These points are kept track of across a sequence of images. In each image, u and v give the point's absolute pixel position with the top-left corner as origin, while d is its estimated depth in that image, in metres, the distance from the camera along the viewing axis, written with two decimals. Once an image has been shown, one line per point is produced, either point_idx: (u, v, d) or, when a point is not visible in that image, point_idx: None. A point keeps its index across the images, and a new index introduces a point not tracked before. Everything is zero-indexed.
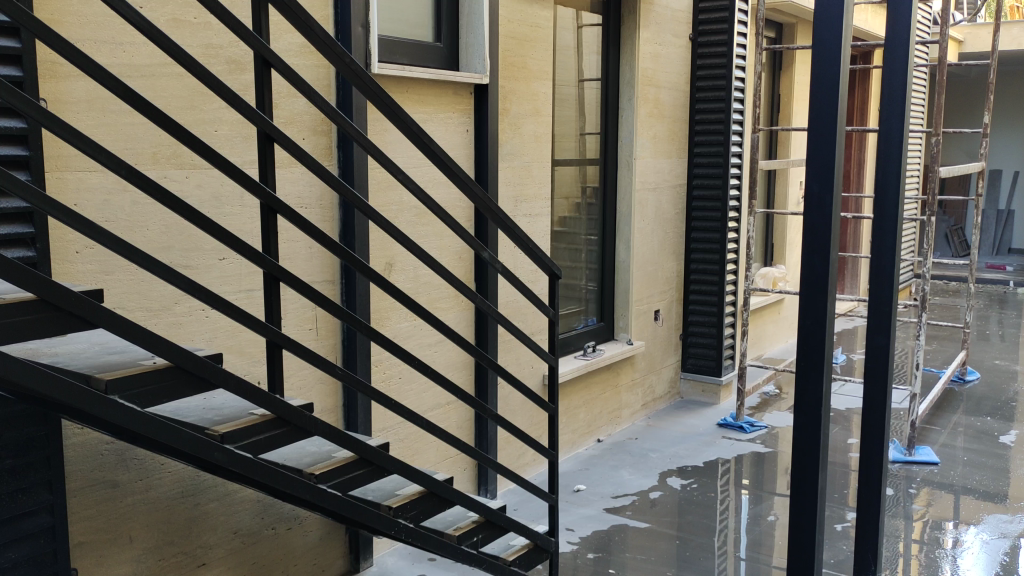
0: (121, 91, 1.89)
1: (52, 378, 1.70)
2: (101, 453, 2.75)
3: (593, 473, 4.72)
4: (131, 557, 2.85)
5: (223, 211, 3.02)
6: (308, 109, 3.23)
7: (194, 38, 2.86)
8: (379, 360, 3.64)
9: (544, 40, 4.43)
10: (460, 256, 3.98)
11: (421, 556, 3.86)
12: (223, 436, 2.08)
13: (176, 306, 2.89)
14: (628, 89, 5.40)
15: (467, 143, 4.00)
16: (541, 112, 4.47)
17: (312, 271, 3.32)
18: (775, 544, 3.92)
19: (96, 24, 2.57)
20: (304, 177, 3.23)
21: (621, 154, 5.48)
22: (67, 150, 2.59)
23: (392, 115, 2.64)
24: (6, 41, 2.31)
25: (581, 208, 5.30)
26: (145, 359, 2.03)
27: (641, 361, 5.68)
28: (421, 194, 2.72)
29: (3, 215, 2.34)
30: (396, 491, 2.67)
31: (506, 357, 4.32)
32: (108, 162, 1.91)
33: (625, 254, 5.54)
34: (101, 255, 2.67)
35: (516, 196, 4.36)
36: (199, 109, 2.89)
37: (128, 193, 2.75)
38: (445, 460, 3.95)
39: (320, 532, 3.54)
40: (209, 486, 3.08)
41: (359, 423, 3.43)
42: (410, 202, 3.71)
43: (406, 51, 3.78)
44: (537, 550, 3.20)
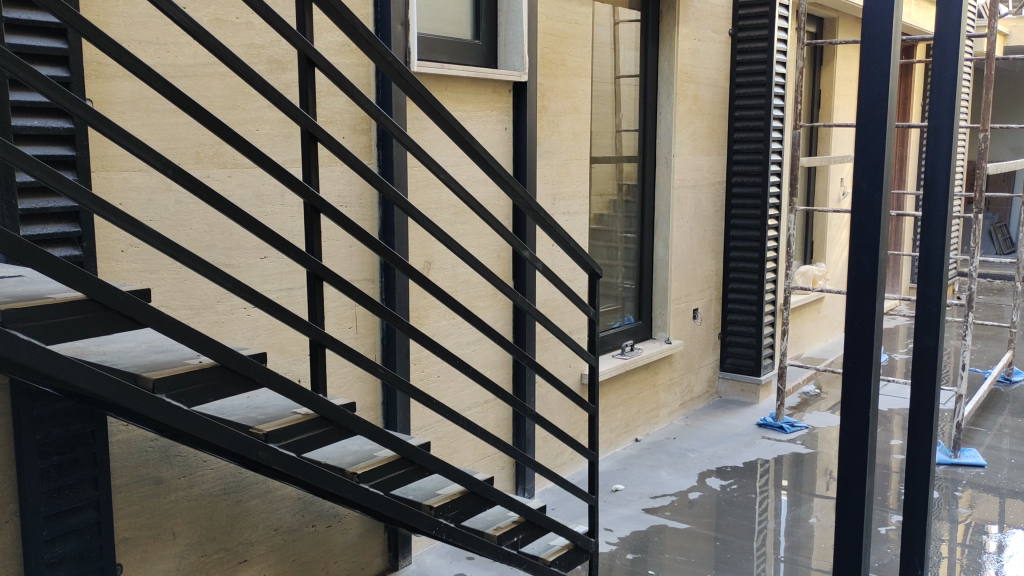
0: (167, 90, 1.89)
1: (100, 377, 1.71)
2: (145, 449, 2.77)
3: (631, 473, 4.70)
4: (175, 553, 2.88)
5: (264, 210, 3.04)
6: (349, 107, 3.24)
7: (236, 38, 2.88)
8: (418, 358, 3.64)
9: (582, 37, 4.40)
10: (498, 254, 3.98)
11: (459, 555, 3.85)
12: (267, 435, 2.08)
13: (219, 304, 2.90)
14: (667, 85, 5.36)
15: (506, 140, 3.99)
16: (580, 110, 4.45)
17: (352, 270, 3.33)
18: (816, 546, 3.87)
19: (141, 24, 2.59)
20: (345, 175, 3.24)
21: (659, 152, 5.44)
22: (112, 150, 2.61)
23: (433, 113, 2.63)
24: (54, 43, 2.34)
25: (618, 205, 5.27)
26: (190, 358, 2.04)
27: (679, 360, 5.64)
28: (462, 193, 2.72)
29: (50, 215, 2.36)
30: (437, 491, 2.67)
31: (545, 356, 4.31)
32: (154, 161, 1.91)
33: (663, 253, 5.50)
34: (146, 254, 2.69)
35: (555, 194, 4.34)
36: (241, 109, 2.91)
37: (171, 191, 2.77)
38: (483, 459, 3.95)
39: (359, 530, 3.56)
40: (250, 483, 3.10)
41: (398, 421, 3.44)
42: (448, 200, 3.70)
43: (445, 49, 3.78)
44: (577, 550, 3.19)
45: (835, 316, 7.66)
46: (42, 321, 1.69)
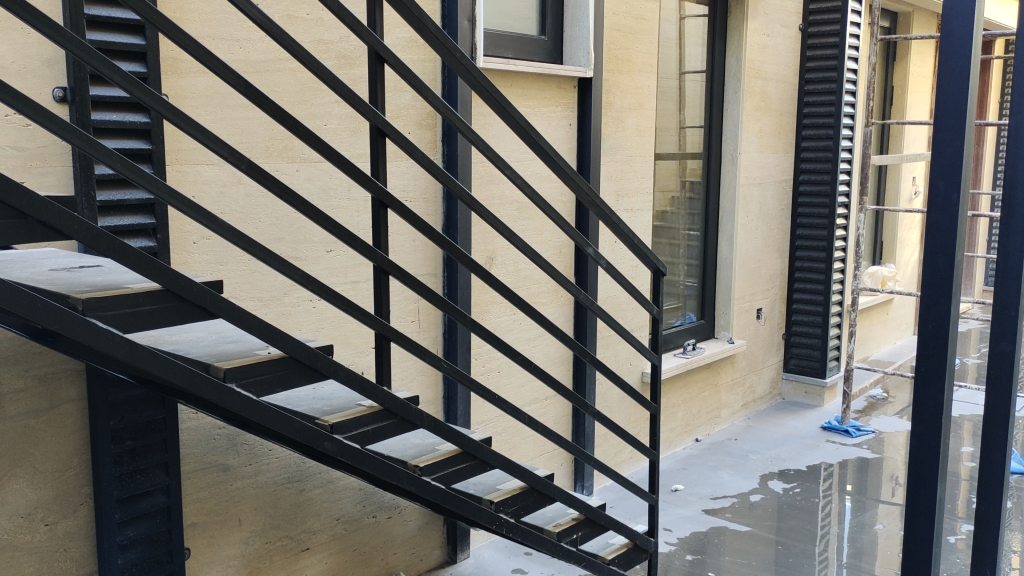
0: (241, 85, 1.92)
1: (174, 366, 1.75)
2: (213, 437, 2.84)
3: (691, 473, 4.65)
4: (240, 539, 2.94)
5: (331, 204, 3.08)
6: (415, 103, 3.26)
7: (307, 34, 2.91)
8: (479, 352, 3.66)
9: (648, 32, 4.36)
10: (560, 250, 3.98)
11: (517, 550, 3.85)
12: (332, 427, 2.11)
13: (286, 296, 2.96)
14: (734, 81, 5.29)
15: (570, 137, 3.98)
16: (645, 106, 4.41)
17: (415, 264, 3.36)
18: (880, 554, 3.78)
19: (215, 20, 2.64)
20: (410, 170, 3.27)
21: (726, 149, 5.38)
22: (186, 143, 2.67)
23: (499, 109, 2.63)
24: (132, 39, 2.40)
25: (681, 201, 5.22)
26: (260, 349, 2.07)
27: (742, 361, 5.56)
28: (528, 189, 2.71)
29: (126, 207, 2.43)
30: (497, 486, 2.68)
31: (605, 353, 4.28)
32: (228, 155, 1.94)
33: (728, 251, 5.43)
34: (217, 246, 2.75)
35: (619, 191, 4.31)
36: (309, 103, 2.94)
37: (242, 185, 2.82)
38: (541, 455, 3.95)
39: (419, 522, 3.59)
40: (313, 473, 3.15)
41: (458, 416, 3.46)
42: (512, 195, 3.71)
43: (511, 44, 3.79)
44: (636, 549, 3.17)
45: (904, 318, 7.48)
46: (120, 310, 1.73)
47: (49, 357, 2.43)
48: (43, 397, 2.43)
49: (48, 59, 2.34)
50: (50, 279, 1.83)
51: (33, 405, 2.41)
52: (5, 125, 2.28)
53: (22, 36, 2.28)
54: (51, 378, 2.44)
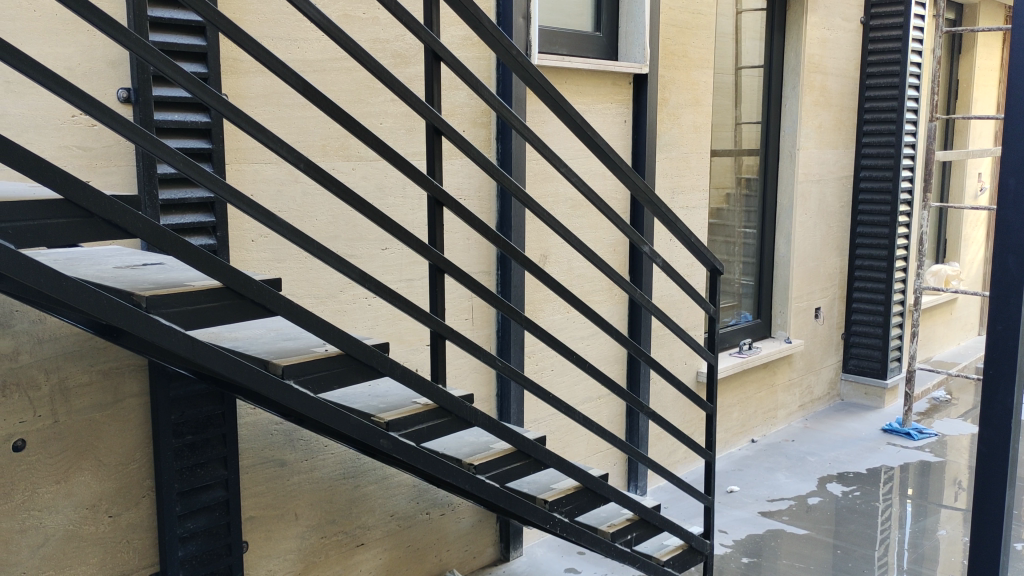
0: (299, 84, 1.94)
1: (233, 362, 1.78)
2: (271, 432, 2.88)
3: (746, 475, 4.58)
4: (296, 533, 2.98)
5: (387, 202, 3.10)
6: (470, 100, 3.26)
7: (363, 32, 2.92)
8: (532, 351, 3.65)
9: (705, 27, 4.30)
10: (615, 247, 3.95)
11: (570, 549, 3.83)
12: (388, 424, 2.12)
13: (341, 294, 2.98)
14: (793, 76, 5.20)
15: (625, 133, 3.94)
16: (701, 102, 4.35)
17: (469, 262, 3.36)
18: (942, 560, 3.68)
19: (274, 21, 2.67)
20: (464, 168, 3.27)
21: (784, 145, 5.29)
22: (245, 143, 2.70)
23: (555, 106, 2.61)
24: (193, 40, 2.44)
25: (737, 199, 5.14)
26: (317, 346, 2.09)
27: (799, 360, 5.47)
28: (583, 186, 2.69)
29: (187, 205, 2.46)
30: (551, 485, 2.67)
31: (659, 353, 4.24)
32: (286, 154, 1.96)
33: (786, 249, 5.33)
34: (275, 244, 2.78)
35: (674, 188, 4.26)
36: (365, 102, 2.96)
37: (299, 183, 2.85)
38: (595, 455, 3.93)
39: (471, 520, 3.59)
40: (367, 469, 3.17)
41: (512, 414, 3.46)
42: (566, 193, 3.69)
43: (566, 41, 3.77)
44: (691, 551, 3.13)
45: (969, 318, 7.29)
46: (182, 307, 1.76)
47: (114, 352, 2.49)
48: (108, 391, 2.48)
49: (113, 61, 2.39)
50: (115, 276, 1.87)
51: (99, 399, 2.46)
52: (72, 125, 2.33)
53: (88, 38, 2.34)
54: (115, 373, 2.49)
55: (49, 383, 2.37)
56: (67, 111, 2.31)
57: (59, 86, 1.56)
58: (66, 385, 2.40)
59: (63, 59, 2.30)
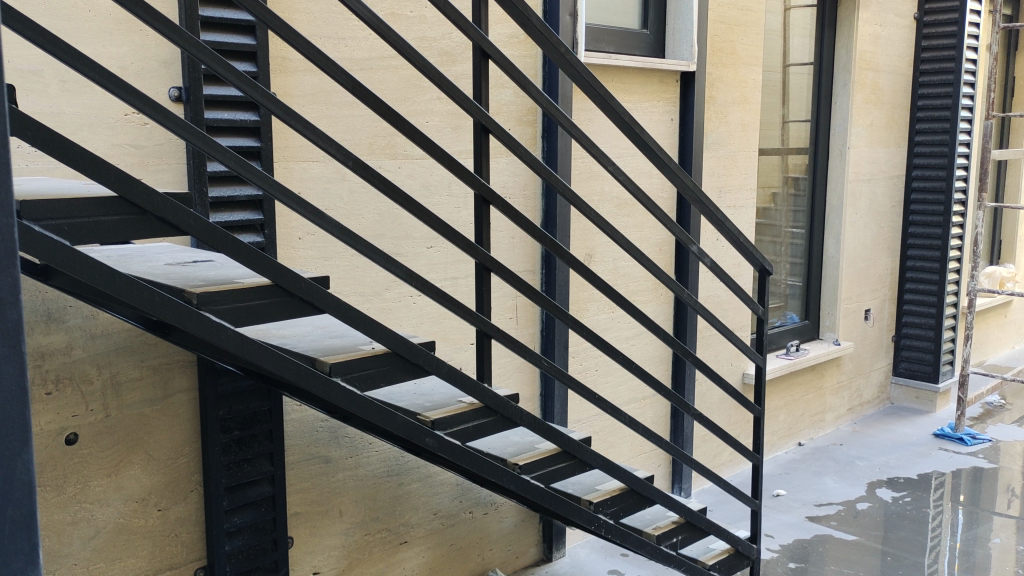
0: (348, 82, 1.93)
1: (281, 359, 1.78)
2: (316, 429, 2.90)
3: (793, 479, 4.51)
4: (340, 530, 2.99)
5: (432, 201, 3.11)
6: (516, 98, 3.25)
7: (410, 31, 2.93)
8: (577, 350, 3.62)
9: (754, 24, 4.24)
10: (660, 247, 3.91)
11: (613, 550, 3.79)
12: (434, 423, 2.12)
13: (387, 292, 2.98)
14: (844, 73, 5.12)
15: (672, 132, 3.90)
16: (749, 100, 4.29)
17: (514, 260, 3.35)
18: (996, 568, 3.59)
19: (322, 20, 2.68)
20: (510, 167, 3.26)
21: (834, 143, 5.20)
22: (293, 141, 2.72)
23: (604, 104, 2.59)
24: (244, 39, 2.46)
25: (784, 198, 5.07)
26: (364, 344, 2.09)
27: (849, 363, 5.37)
28: (631, 186, 2.65)
29: (236, 203, 2.48)
30: (596, 486, 2.65)
31: (705, 353, 4.19)
32: (335, 152, 1.96)
33: (835, 250, 5.24)
34: (322, 242, 2.80)
35: (721, 186, 4.21)
36: (412, 101, 2.96)
37: (346, 182, 2.86)
38: (639, 456, 3.90)
39: (515, 519, 3.58)
40: (411, 467, 3.18)
41: (556, 414, 3.44)
42: (612, 191, 3.66)
43: (613, 39, 3.74)
44: (738, 555, 3.09)
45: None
46: (231, 305, 1.76)
47: (164, 348, 2.52)
48: (157, 386, 2.51)
49: (165, 60, 2.42)
50: (166, 273, 1.88)
51: (148, 394, 2.49)
52: (125, 124, 2.36)
53: (141, 38, 2.37)
54: (164, 368, 2.52)
55: (101, 377, 2.40)
56: (120, 110, 2.34)
57: (115, 85, 1.57)
58: (117, 380, 2.43)
59: (117, 59, 2.33)
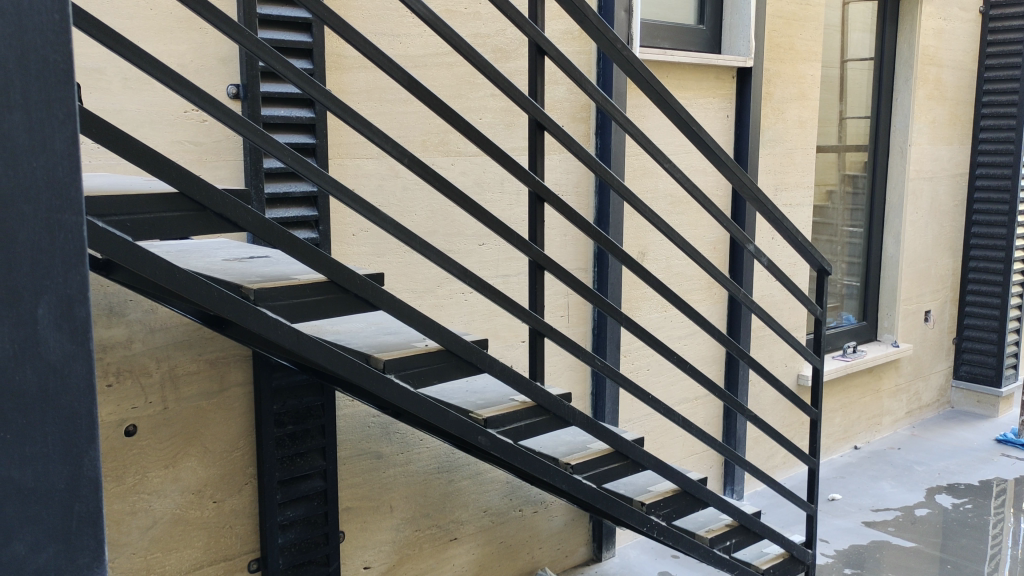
0: (404, 79, 1.93)
1: (335, 355, 1.79)
2: (368, 425, 2.91)
3: (849, 483, 4.42)
4: (392, 525, 3.01)
5: (485, 198, 3.10)
6: (570, 95, 3.23)
7: (464, 27, 2.92)
8: (629, 348, 3.59)
9: (814, 19, 4.16)
10: (714, 245, 3.86)
11: (664, 552, 3.75)
12: (486, 421, 2.11)
13: (439, 289, 2.99)
14: (906, 69, 5.00)
15: (727, 129, 3.85)
16: (808, 96, 4.21)
17: (566, 258, 3.33)
18: None
19: (378, 17, 2.69)
20: (564, 164, 3.24)
21: (894, 141, 5.09)
22: (348, 138, 2.73)
23: (661, 101, 2.55)
24: (300, 37, 2.47)
25: (842, 196, 4.97)
26: (417, 341, 2.09)
27: (907, 365, 5.25)
28: (687, 183, 2.61)
29: (291, 199, 2.51)
30: (648, 487, 2.63)
31: (759, 354, 4.13)
32: (391, 149, 1.95)
33: (895, 250, 5.12)
34: (375, 238, 2.81)
35: (777, 185, 4.14)
36: (466, 97, 2.96)
37: (399, 178, 2.87)
38: (690, 457, 3.85)
39: (565, 518, 3.57)
40: (462, 464, 3.18)
41: (607, 413, 3.41)
42: (665, 188, 3.62)
43: (667, 35, 3.71)
44: (792, 560, 3.03)
45: None
46: (288, 301, 1.77)
47: (221, 342, 2.55)
48: (214, 379, 2.54)
49: (224, 58, 2.45)
50: (224, 268, 1.90)
51: (205, 387, 2.53)
52: (184, 121, 2.39)
53: (200, 35, 2.40)
54: (220, 362, 2.55)
55: (159, 370, 2.43)
56: (180, 107, 2.38)
57: (176, 82, 1.59)
58: (175, 373, 2.47)
59: (177, 56, 2.36)
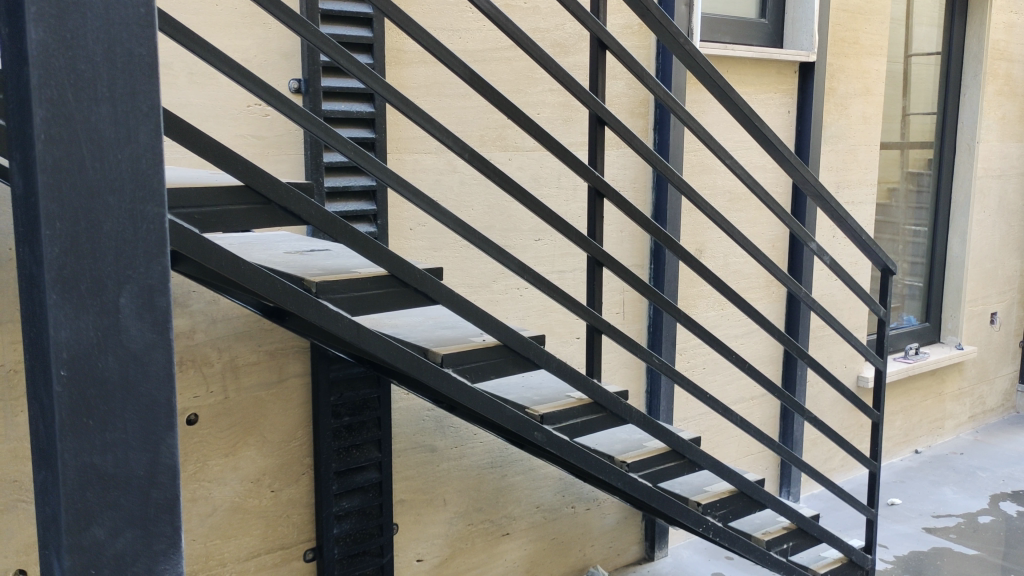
0: (466, 74, 1.93)
1: (395, 349, 1.80)
2: (423, 418, 2.92)
3: (909, 488, 4.33)
4: (445, 519, 3.02)
5: (542, 193, 3.09)
6: (629, 90, 3.20)
7: (524, 21, 2.92)
8: (685, 346, 3.56)
9: (879, 12, 4.06)
10: (773, 243, 3.80)
11: (718, 552, 3.70)
12: (542, 417, 2.10)
13: (494, 284, 2.99)
14: (975, 64, 4.87)
15: (789, 124, 3.79)
16: (872, 91, 4.12)
17: (623, 254, 3.31)
18: None
19: (438, 12, 2.70)
20: (621, 159, 3.22)
21: (961, 137, 4.96)
22: (407, 133, 2.74)
23: (723, 96, 2.52)
24: (361, 31, 2.49)
25: (905, 194, 4.85)
26: (475, 336, 2.08)
27: (971, 368, 5.12)
28: (749, 179, 2.56)
29: (351, 193, 2.53)
30: (704, 487, 2.59)
31: (818, 354, 4.06)
32: (452, 144, 1.95)
33: (960, 250, 4.99)
34: (432, 233, 2.82)
35: (840, 182, 4.06)
36: (524, 92, 2.95)
37: (457, 173, 2.87)
38: (746, 457, 3.81)
39: (617, 516, 3.55)
40: (515, 459, 3.18)
41: (661, 411, 3.38)
42: (725, 185, 3.57)
43: (729, 29, 3.66)
44: (851, 565, 2.98)
45: None
46: (349, 294, 1.79)
47: (280, 333, 2.58)
48: (273, 370, 2.58)
49: (287, 53, 2.47)
50: (285, 261, 1.93)
51: (265, 377, 2.57)
52: (247, 115, 2.42)
53: (264, 30, 2.42)
54: (280, 353, 2.58)
55: (221, 360, 2.47)
56: (243, 102, 2.41)
57: (242, 77, 1.60)
58: (236, 364, 2.50)
59: (242, 51, 2.40)
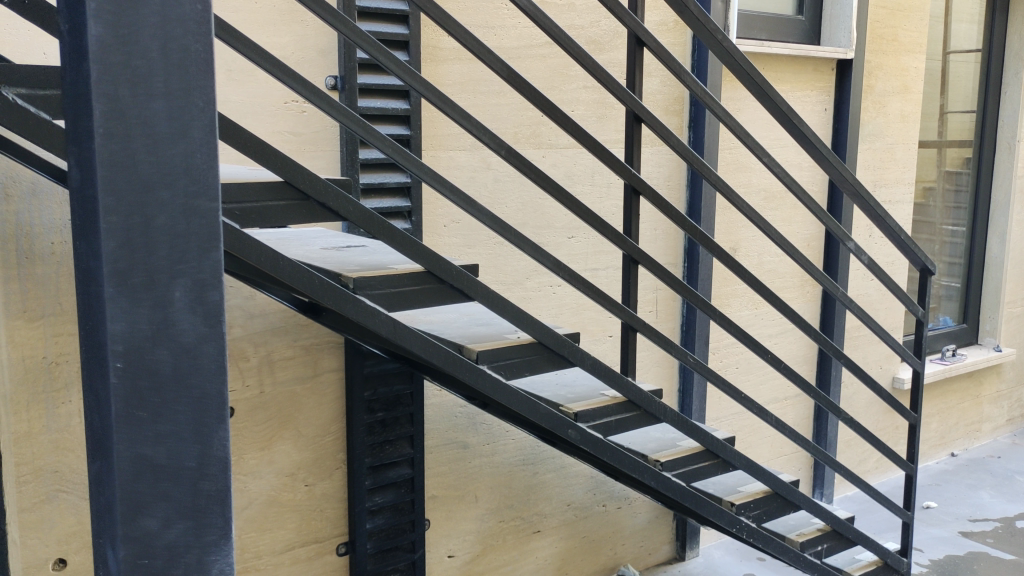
0: (504, 71, 1.92)
1: (431, 345, 1.80)
2: (455, 414, 2.93)
3: (945, 491, 4.27)
4: (476, 515, 3.03)
5: (575, 190, 3.09)
6: (664, 87, 3.19)
7: (560, 18, 2.92)
8: (718, 345, 3.54)
9: (918, 9, 4.01)
10: (808, 242, 3.76)
11: (750, 554, 3.68)
12: (576, 415, 2.09)
13: (527, 281, 2.99)
14: (1016, 61, 4.82)
15: (826, 122, 3.75)
16: (910, 89, 4.06)
17: (656, 251, 3.30)
18: None
19: (473, 8, 2.70)
20: (656, 156, 3.21)
21: (1002, 136, 4.90)
22: (442, 130, 2.75)
23: (761, 94, 2.49)
24: (397, 28, 2.50)
25: (944, 193, 4.78)
26: (510, 333, 2.08)
27: (1010, 371, 5.03)
28: (786, 177, 2.54)
29: (386, 189, 2.54)
30: (738, 487, 2.58)
31: (853, 354, 4.02)
32: (489, 141, 1.96)
33: (999, 250, 4.92)
34: (466, 230, 2.83)
35: (877, 180, 4.01)
36: (559, 89, 2.95)
37: (491, 170, 2.87)
38: (779, 458, 3.78)
39: (649, 516, 3.54)
40: (547, 456, 3.18)
41: (694, 410, 3.36)
42: (760, 183, 3.54)
43: (765, 26, 3.63)
44: (886, 568, 2.94)
45: None
46: (385, 290, 1.80)
47: (315, 329, 2.59)
48: (308, 365, 2.59)
49: (323, 50, 2.49)
50: (323, 256, 1.95)
51: (299, 372, 2.58)
52: (284, 111, 2.44)
53: (301, 28, 2.44)
54: (316, 348, 2.60)
55: (256, 355, 2.49)
56: (280, 98, 2.43)
57: (282, 73, 1.62)
58: (272, 359, 2.52)
59: (279, 48, 2.42)
